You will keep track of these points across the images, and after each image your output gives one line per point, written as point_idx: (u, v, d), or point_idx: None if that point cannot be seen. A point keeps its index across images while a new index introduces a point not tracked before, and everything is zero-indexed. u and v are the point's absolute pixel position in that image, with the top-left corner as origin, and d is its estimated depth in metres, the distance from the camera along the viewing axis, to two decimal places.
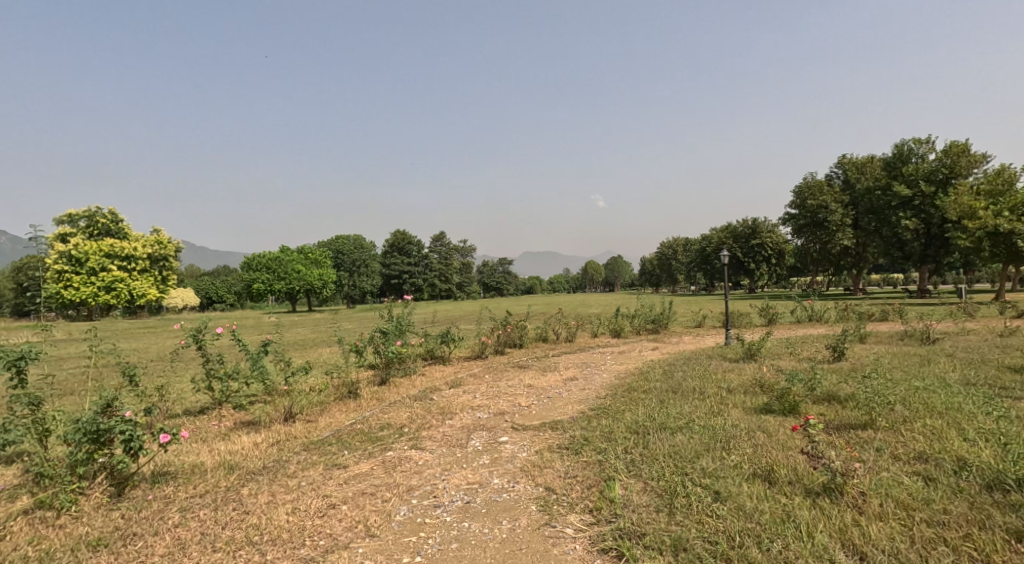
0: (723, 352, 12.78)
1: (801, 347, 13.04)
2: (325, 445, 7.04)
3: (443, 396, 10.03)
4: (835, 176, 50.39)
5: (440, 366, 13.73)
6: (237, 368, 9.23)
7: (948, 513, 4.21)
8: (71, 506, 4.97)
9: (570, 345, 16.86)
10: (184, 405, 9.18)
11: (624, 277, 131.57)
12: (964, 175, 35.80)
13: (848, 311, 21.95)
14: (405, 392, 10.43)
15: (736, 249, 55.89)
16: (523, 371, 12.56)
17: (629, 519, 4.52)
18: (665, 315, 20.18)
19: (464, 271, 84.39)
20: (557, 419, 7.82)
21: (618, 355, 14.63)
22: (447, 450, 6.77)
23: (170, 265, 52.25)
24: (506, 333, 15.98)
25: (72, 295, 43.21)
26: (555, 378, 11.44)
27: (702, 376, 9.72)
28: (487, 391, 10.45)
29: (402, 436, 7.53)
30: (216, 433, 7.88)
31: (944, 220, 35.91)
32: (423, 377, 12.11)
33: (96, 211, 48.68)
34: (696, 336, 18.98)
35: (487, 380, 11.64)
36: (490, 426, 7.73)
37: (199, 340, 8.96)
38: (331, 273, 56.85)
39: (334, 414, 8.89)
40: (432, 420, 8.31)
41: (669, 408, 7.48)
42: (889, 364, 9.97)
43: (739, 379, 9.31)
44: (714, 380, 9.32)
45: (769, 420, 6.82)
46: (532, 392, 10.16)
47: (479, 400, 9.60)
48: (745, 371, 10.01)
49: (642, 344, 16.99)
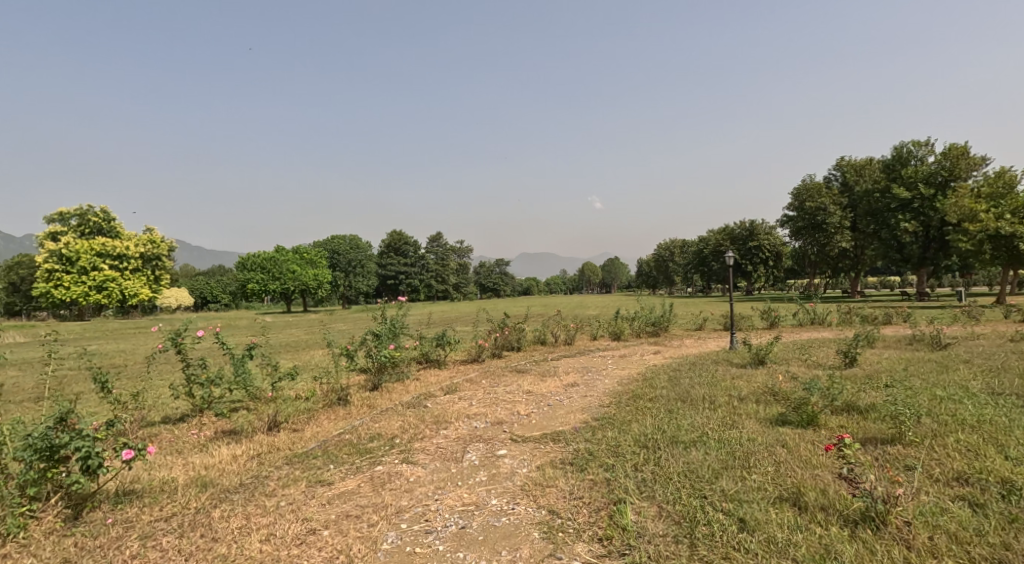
0: (728, 357, 12.31)
1: (809, 352, 12.59)
2: (310, 458, 6.55)
3: (437, 403, 9.53)
4: (834, 178, 50.08)
5: (435, 370, 13.23)
6: (219, 373, 8.71)
7: (1005, 548, 3.75)
8: (20, 531, 4.46)
9: (569, 348, 16.37)
10: (162, 413, 8.66)
11: (621, 278, 131.05)
12: (963, 178, 35.51)
13: (851, 314, 21.52)
14: (398, 399, 9.93)
15: (734, 250, 55.52)
16: (521, 375, 12.07)
17: (645, 552, 4.07)
18: (666, 317, 19.71)
19: (461, 272, 83.94)
20: (559, 430, 7.32)
21: (619, 359, 14.14)
22: (441, 465, 6.27)
23: (163, 265, 51.56)
24: (503, 336, 15.49)
25: (62, 294, 42.56)
26: (555, 383, 10.97)
27: (710, 383, 9.25)
28: (484, 397, 9.95)
29: (393, 448, 7.03)
30: (194, 444, 7.36)
31: (944, 223, 35.57)
32: (417, 383, 11.61)
33: (88, 210, 48.06)
34: (697, 339, 18.51)
35: (484, 386, 11.14)
36: (488, 438, 7.23)
37: (178, 343, 8.41)
38: (326, 273, 56.20)
39: (322, 422, 8.40)
40: (426, 430, 7.81)
41: (679, 419, 6.99)
42: (903, 371, 9.52)
43: (749, 387, 8.84)
44: (723, 388, 8.86)
45: (788, 433, 6.33)
46: (531, 399, 9.66)
47: (475, 407, 9.11)
48: (754, 378, 9.54)
49: (642, 348, 16.51)
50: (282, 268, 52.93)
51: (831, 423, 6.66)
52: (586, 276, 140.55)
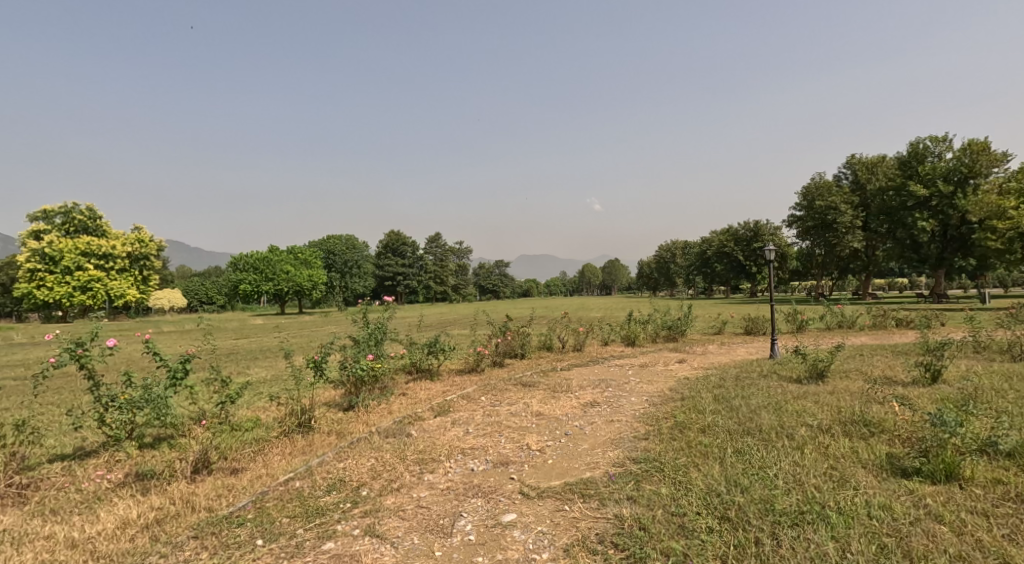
0: (774, 369, 10.27)
1: (867, 367, 10.59)
2: (230, 526, 4.57)
3: (424, 431, 7.52)
4: (842, 176, 48.08)
5: (427, 384, 11.20)
6: (137, 395, 6.71)
7: None
8: None
9: (580, 356, 14.37)
10: (64, 449, 6.70)
11: (621, 281, 128.98)
12: (984, 175, 33.34)
13: (887, 318, 19.50)
14: (376, 424, 7.93)
15: (739, 252, 53.50)
16: (527, 391, 10.02)
17: None
18: (684, 320, 17.73)
19: (461, 273, 81.89)
20: (586, 480, 5.29)
21: (641, 370, 12.14)
22: (420, 543, 4.32)
23: (151, 265, 49.38)
24: (506, 341, 13.54)
25: (44, 295, 40.38)
26: (571, 402, 8.96)
27: (773, 406, 7.20)
28: (483, 423, 7.92)
29: (356, 506, 5.02)
30: (87, 499, 5.43)
31: (964, 222, 33.40)
32: (404, 402, 9.59)
33: (73, 207, 46.06)
34: (722, 345, 16.48)
35: (484, 405, 9.10)
36: (487, 491, 5.21)
37: (80, 355, 6.36)
38: (321, 274, 54.09)
39: (274, 462, 6.46)
40: (406, 474, 5.81)
41: (761, 465, 4.98)
42: (1014, 391, 7.51)
43: (828, 413, 6.82)
44: (795, 414, 6.79)
45: (934, 494, 4.34)
46: (544, 424, 7.66)
47: (474, 438, 7.13)
48: (827, 401, 7.51)
49: (664, 355, 14.46)
50: (276, 268, 50.77)
51: (981, 477, 4.67)
52: (585, 277, 138.36)
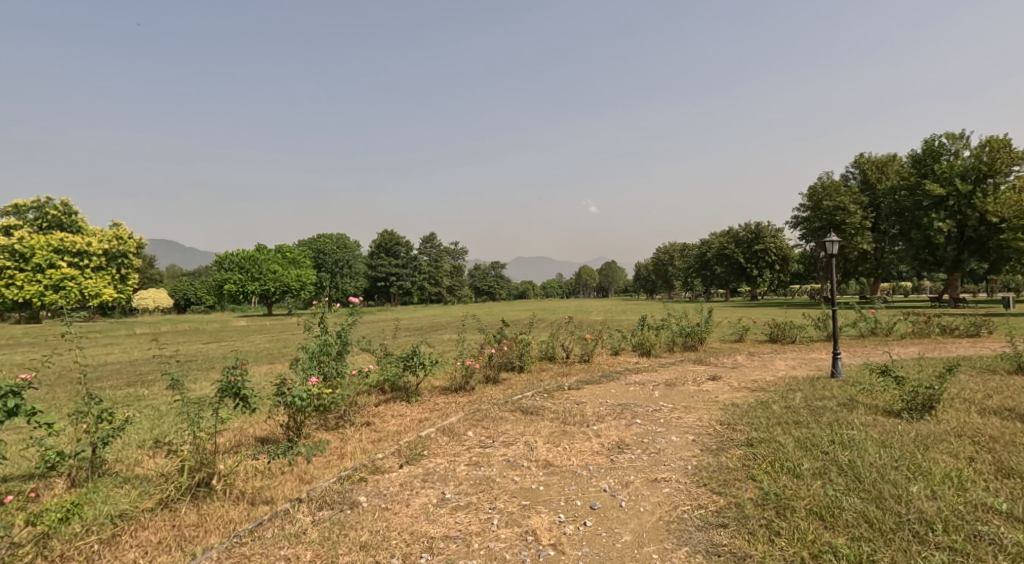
0: (852, 395, 7.83)
1: (968, 392, 8.08)
2: None
3: (382, 496, 5.04)
4: (849, 176, 45.66)
5: (400, 410, 8.67)
6: None
7: None
8: None
9: (589, 370, 11.84)
10: None
11: (618, 282, 126.15)
12: (1005, 173, 30.78)
13: (930, 324, 17.02)
14: (311, 483, 5.39)
15: (740, 254, 50.87)
16: (530, 422, 7.52)
17: None
18: (705, 326, 15.17)
19: (456, 274, 79.41)
20: None
21: (671, 391, 9.66)
22: None
23: (130, 263, 46.48)
24: (500, 351, 11.00)
25: (14, 294, 37.39)
26: (590, 444, 6.42)
27: (907, 466, 4.74)
28: (468, 481, 5.41)
29: None
30: None
31: (983, 222, 30.79)
32: (364, 438, 7.06)
33: (47, 201, 43.34)
34: (752, 356, 13.99)
35: (470, 446, 6.58)
36: None
37: None
38: (310, 274, 51.38)
39: None
40: None
41: None
42: None
43: (1003, 483, 4.41)
44: (956, 486, 4.35)
45: None
46: (557, 486, 5.19)
47: (452, 512, 4.69)
48: (973, 457, 5.10)
49: (689, 368, 11.98)
50: (262, 268, 48.03)
51: None
52: (582, 279, 135.50)
